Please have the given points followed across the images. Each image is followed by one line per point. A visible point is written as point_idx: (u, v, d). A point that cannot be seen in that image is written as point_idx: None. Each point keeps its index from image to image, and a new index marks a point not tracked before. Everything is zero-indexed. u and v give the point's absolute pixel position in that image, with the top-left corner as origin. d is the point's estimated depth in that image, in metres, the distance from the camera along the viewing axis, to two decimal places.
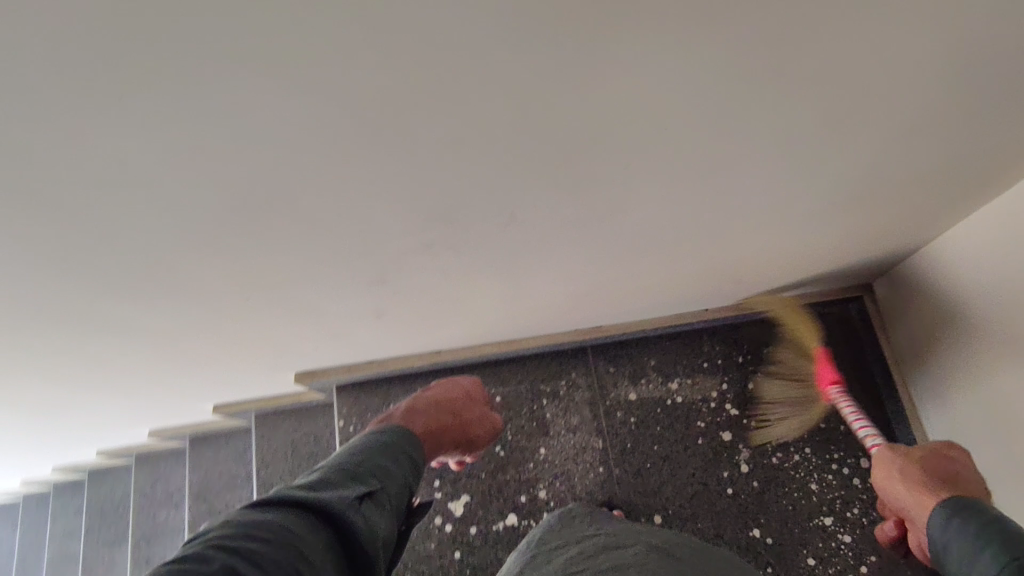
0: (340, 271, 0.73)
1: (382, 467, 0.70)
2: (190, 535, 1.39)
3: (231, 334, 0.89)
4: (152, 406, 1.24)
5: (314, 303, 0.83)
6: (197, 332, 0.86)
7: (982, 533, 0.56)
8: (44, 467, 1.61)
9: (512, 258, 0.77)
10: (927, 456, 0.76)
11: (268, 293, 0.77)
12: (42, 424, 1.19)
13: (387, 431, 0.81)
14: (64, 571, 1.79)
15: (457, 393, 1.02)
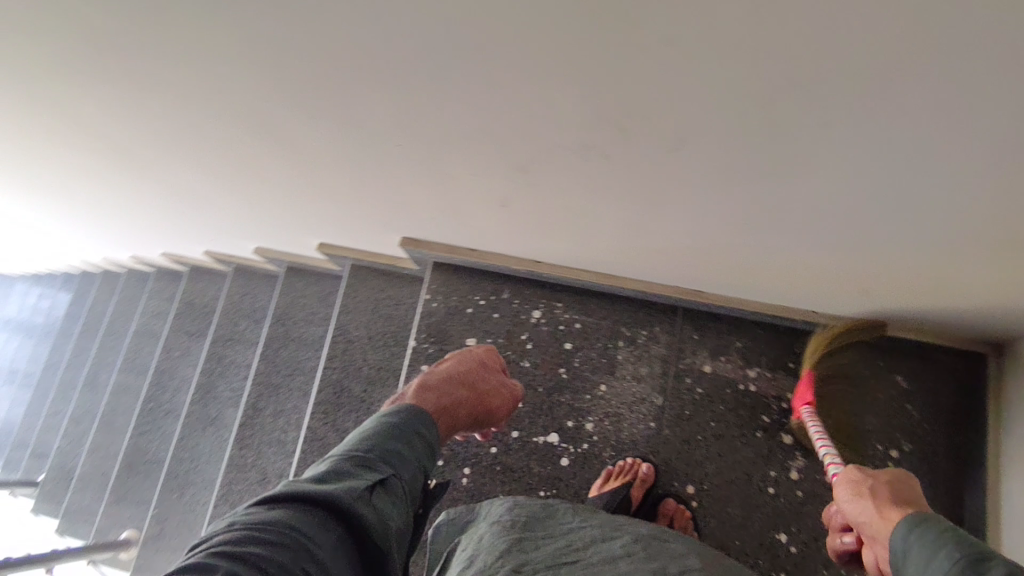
0: (492, 144, 0.75)
1: (393, 452, 0.74)
2: (263, 349, 1.52)
3: (364, 176, 0.94)
4: (267, 223, 1.33)
5: (450, 172, 0.86)
6: (339, 162, 0.91)
7: (939, 542, 0.52)
8: (158, 247, 1.78)
9: (656, 190, 0.76)
10: (892, 479, 0.69)
11: (416, 146, 0.80)
12: (175, 202, 1.31)
13: (396, 412, 0.82)
14: (144, 345, 1.99)
15: (470, 365, 1.02)
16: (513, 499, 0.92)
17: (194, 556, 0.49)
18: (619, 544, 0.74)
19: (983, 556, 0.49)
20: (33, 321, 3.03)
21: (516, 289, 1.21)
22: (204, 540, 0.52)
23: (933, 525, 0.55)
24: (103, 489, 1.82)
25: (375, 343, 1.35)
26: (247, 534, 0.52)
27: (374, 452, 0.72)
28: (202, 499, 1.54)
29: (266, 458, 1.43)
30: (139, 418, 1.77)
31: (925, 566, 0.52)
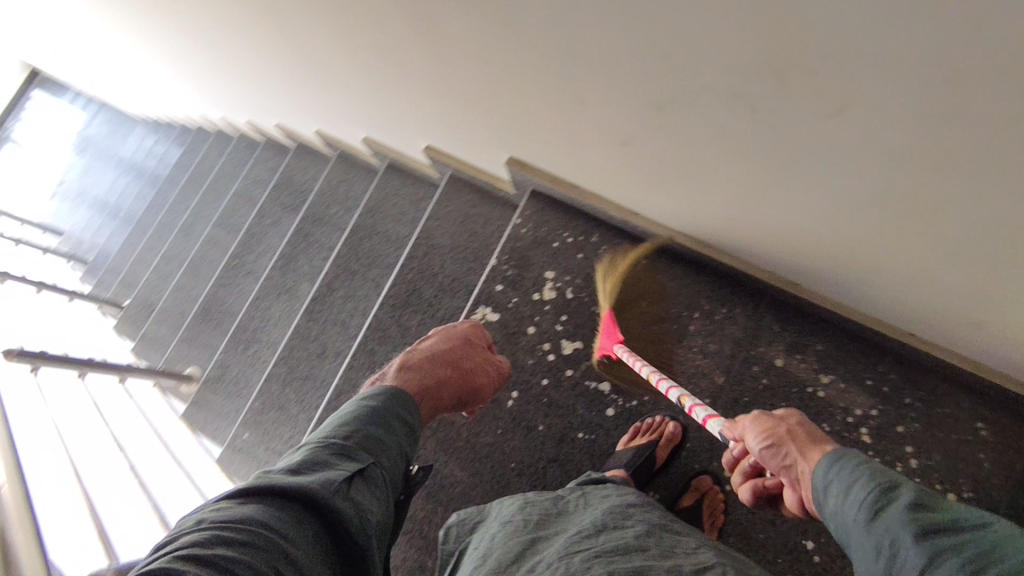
0: (639, 65, 0.73)
1: (371, 437, 0.80)
2: (348, 234, 1.57)
3: (496, 78, 0.94)
4: (383, 114, 1.36)
5: (582, 92, 0.85)
6: (476, 58, 0.92)
7: (858, 472, 0.61)
8: (276, 117, 1.85)
9: (792, 156, 0.73)
10: (799, 420, 0.73)
11: (560, 53, 0.79)
12: (306, 69, 1.35)
13: (376, 397, 0.87)
14: (238, 208, 2.10)
15: (454, 343, 1.04)
16: (522, 497, 0.90)
17: (167, 551, 0.55)
18: (631, 533, 0.73)
19: (893, 481, 0.58)
20: (146, 164, 3.24)
21: (606, 236, 1.19)
22: (175, 537, 0.58)
23: (850, 460, 0.63)
24: (178, 326, 1.97)
25: (454, 255, 1.37)
26: (218, 533, 0.58)
27: (352, 439, 0.78)
28: (262, 358, 1.64)
29: (328, 336, 1.50)
30: (222, 271, 1.89)
31: (848, 498, 0.60)
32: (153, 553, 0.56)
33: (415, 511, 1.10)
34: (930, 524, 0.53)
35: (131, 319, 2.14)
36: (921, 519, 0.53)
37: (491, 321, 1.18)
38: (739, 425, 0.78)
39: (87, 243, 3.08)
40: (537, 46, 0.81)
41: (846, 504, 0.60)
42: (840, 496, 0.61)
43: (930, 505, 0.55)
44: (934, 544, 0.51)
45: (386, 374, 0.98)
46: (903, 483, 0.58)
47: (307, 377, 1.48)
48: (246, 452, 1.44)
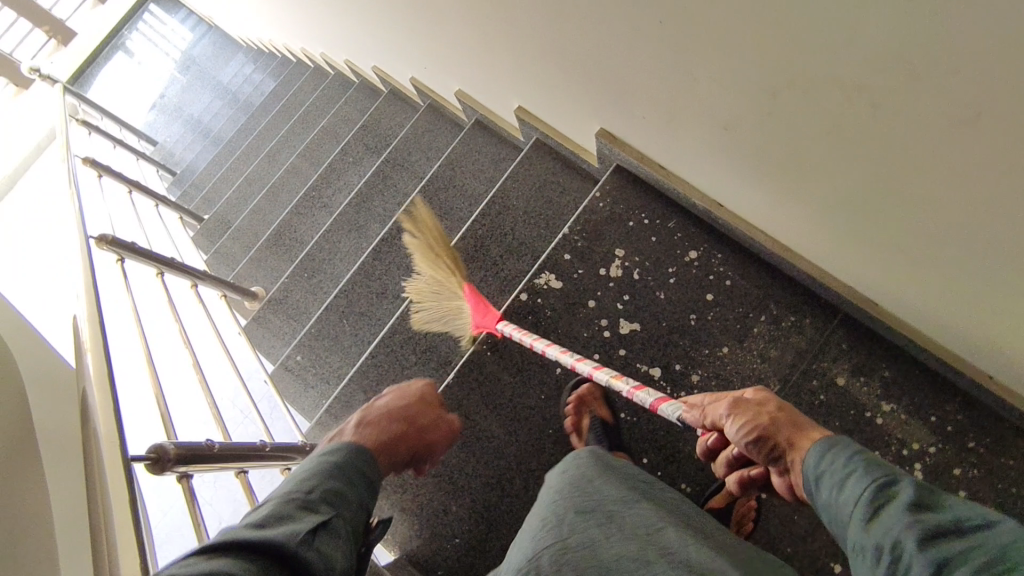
0: (761, 47, 0.71)
1: (334, 489, 0.73)
2: (425, 183, 1.60)
3: (608, 40, 0.93)
4: (482, 67, 1.36)
5: (695, 66, 0.83)
6: (593, 15, 0.90)
7: (855, 464, 0.59)
8: (375, 58, 1.88)
9: (902, 168, 0.69)
10: (776, 406, 0.74)
11: (681, 19, 0.77)
12: (416, 11, 1.37)
13: (337, 450, 0.81)
14: (324, 142, 2.16)
15: (409, 400, 1.02)
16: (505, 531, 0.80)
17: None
18: (592, 522, 0.68)
19: (893, 476, 0.56)
20: (242, 91, 3.36)
21: (684, 223, 1.16)
22: None
23: (842, 449, 0.62)
24: (250, 247, 2.06)
25: (527, 219, 1.37)
26: None
27: (314, 492, 0.71)
28: (324, 289, 1.70)
29: (391, 278, 1.53)
30: (300, 200, 1.95)
31: (840, 491, 0.58)
32: None
33: (449, 456, 1.12)
34: (927, 521, 0.49)
35: (207, 233, 2.22)
36: (918, 514, 0.50)
37: (552, 287, 1.18)
38: (714, 412, 0.78)
39: (177, 157, 3.23)
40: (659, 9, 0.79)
41: (840, 497, 0.58)
42: (834, 489, 0.59)
43: (929, 500, 0.51)
44: (929, 541, 0.48)
45: (341, 431, 0.93)
46: (902, 476, 0.56)
47: (364, 314, 1.52)
48: (296, 374, 1.50)
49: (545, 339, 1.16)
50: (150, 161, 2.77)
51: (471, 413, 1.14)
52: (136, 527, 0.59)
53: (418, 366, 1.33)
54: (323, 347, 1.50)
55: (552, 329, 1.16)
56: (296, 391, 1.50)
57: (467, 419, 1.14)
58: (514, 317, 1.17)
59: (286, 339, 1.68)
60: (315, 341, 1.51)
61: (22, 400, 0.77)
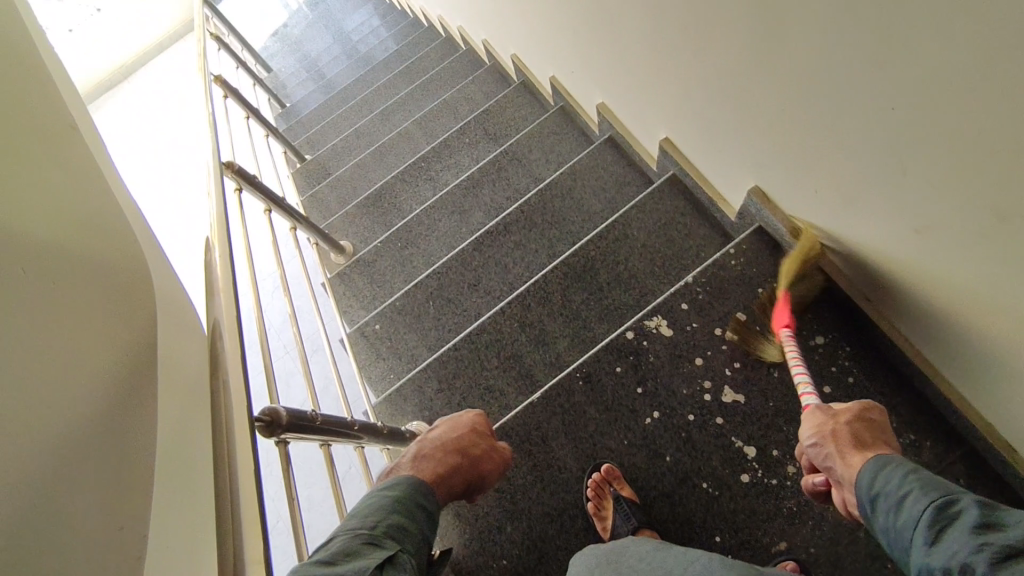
0: (979, 153, 0.65)
1: (397, 525, 0.79)
2: (543, 187, 1.56)
3: (808, 102, 0.86)
4: (638, 89, 1.31)
5: (904, 158, 0.76)
6: (802, 71, 0.84)
7: (913, 485, 0.65)
8: (519, 46, 1.84)
9: None
10: (852, 417, 0.82)
11: (909, 108, 0.71)
12: (583, 16, 1.34)
13: (397, 485, 0.86)
14: (442, 114, 2.14)
15: (461, 431, 1.03)
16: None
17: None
18: None
19: (951, 495, 0.61)
20: (364, 42, 3.38)
21: (817, 305, 1.10)
22: None
23: (897, 473, 0.69)
24: (346, 200, 2.06)
25: (643, 254, 1.32)
26: None
27: (379, 527, 0.78)
28: (413, 263, 1.68)
29: (486, 273, 1.51)
30: (408, 168, 1.94)
31: (899, 515, 0.65)
32: None
33: (515, 475, 1.09)
34: (987, 537, 0.54)
35: (308, 174, 2.25)
36: (978, 533, 0.55)
37: (662, 334, 1.14)
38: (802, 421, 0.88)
39: (289, 89, 3.28)
40: (887, 91, 0.72)
41: (900, 515, 0.65)
42: (895, 507, 0.66)
43: (990, 516, 0.56)
44: (972, 548, 0.54)
45: (398, 465, 0.97)
46: (962, 495, 0.61)
47: (450, 302, 1.50)
48: (372, 342, 1.50)
49: (641, 385, 1.11)
50: (266, 89, 2.82)
51: (549, 439, 1.12)
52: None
53: (498, 371, 1.30)
54: (404, 322, 1.49)
55: (651, 376, 1.12)
56: (366, 359, 1.50)
57: (543, 443, 1.12)
58: (616, 353, 1.14)
59: (366, 304, 1.67)
60: (397, 315, 1.51)
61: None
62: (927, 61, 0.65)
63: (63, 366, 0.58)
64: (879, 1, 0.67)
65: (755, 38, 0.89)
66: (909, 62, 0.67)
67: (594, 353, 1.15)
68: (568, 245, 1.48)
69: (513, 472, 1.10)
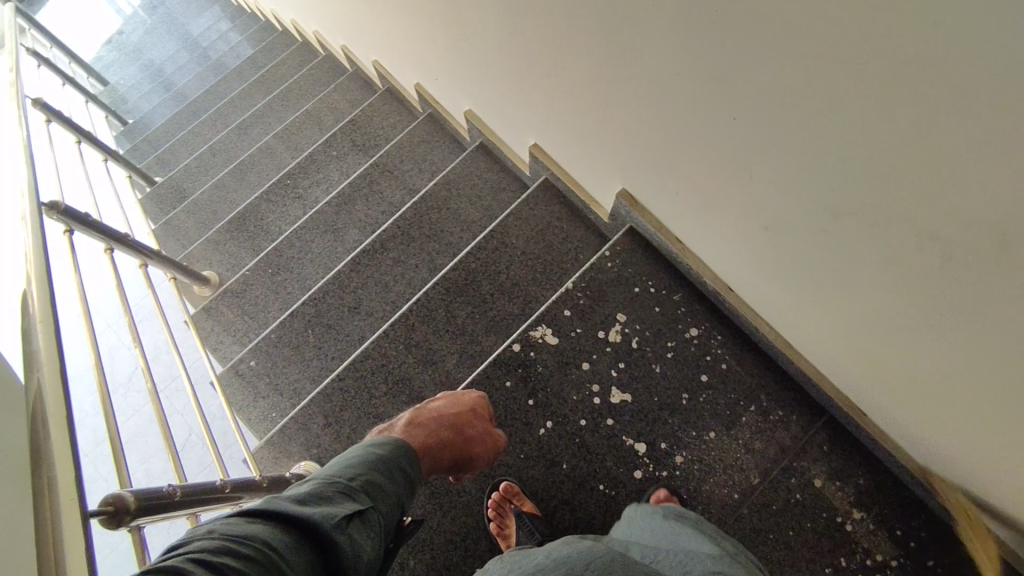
0: (802, 154, 0.70)
1: (373, 485, 0.70)
2: (418, 199, 1.51)
3: (662, 112, 0.89)
4: (503, 97, 1.29)
5: (752, 164, 0.79)
6: (654, 83, 0.86)
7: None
8: (379, 53, 1.78)
9: (920, 299, 0.68)
10: None
11: (752, 119, 0.74)
12: (437, 25, 1.31)
13: (381, 446, 0.78)
14: (305, 126, 2.02)
15: (463, 408, 0.99)
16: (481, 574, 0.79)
17: (170, 557, 0.47)
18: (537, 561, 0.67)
19: None
20: (214, 48, 3.12)
21: (690, 299, 1.14)
22: (182, 541, 0.49)
23: None
24: (206, 226, 1.89)
25: (523, 261, 1.32)
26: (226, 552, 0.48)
27: (357, 479, 0.69)
28: (287, 290, 1.58)
29: (366, 294, 1.44)
30: (273, 187, 1.81)
31: None
32: (177, 545, 0.48)
33: (414, 507, 1.05)
34: None
35: (160, 198, 2.05)
36: None
37: (548, 343, 1.14)
38: None
39: (130, 104, 2.97)
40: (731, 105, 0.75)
41: None
42: None
43: None
44: None
45: (393, 425, 0.91)
46: None
47: (330, 328, 1.42)
48: (248, 380, 1.39)
49: (531, 397, 1.11)
50: (101, 105, 2.53)
51: None
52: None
53: (387, 398, 1.24)
54: (281, 355, 1.39)
55: (540, 387, 1.11)
56: (244, 399, 1.38)
57: None
58: (504, 368, 1.13)
59: (239, 338, 1.55)
60: (274, 347, 1.40)
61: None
62: (764, 74, 0.68)
63: None
64: (703, 18, 0.71)
65: (608, 50, 0.90)
66: (749, 75, 0.70)
67: (483, 370, 1.13)
68: (448, 258, 1.45)
69: (411, 504, 1.05)
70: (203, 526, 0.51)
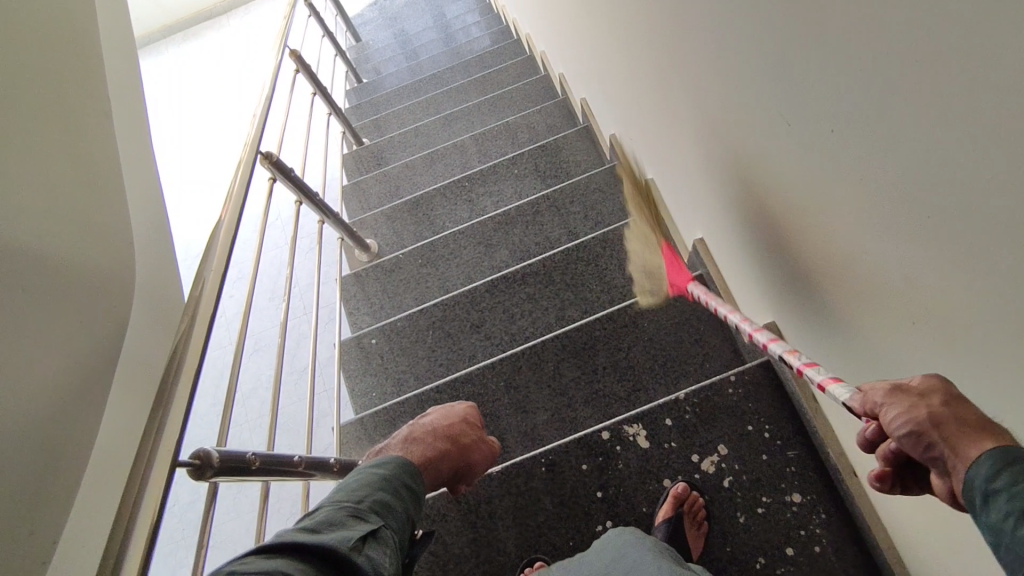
0: None
1: (383, 503, 0.73)
2: (572, 245, 1.53)
3: (825, 290, 0.79)
4: (689, 182, 1.24)
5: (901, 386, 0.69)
6: (822, 262, 0.77)
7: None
8: (589, 92, 1.81)
9: None
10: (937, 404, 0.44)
11: (911, 347, 0.63)
12: (645, 93, 1.30)
13: (383, 465, 0.80)
14: (501, 135, 2.11)
15: (455, 419, 1.04)
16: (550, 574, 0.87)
17: None
18: None
19: None
20: (455, 35, 3.36)
21: (805, 461, 1.02)
22: None
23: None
24: (387, 199, 2.07)
25: (648, 348, 1.28)
26: None
27: (366, 501, 0.71)
28: (427, 284, 1.68)
29: (492, 318, 1.49)
30: (452, 183, 1.93)
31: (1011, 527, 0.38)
32: None
33: (454, 544, 1.07)
34: None
35: (360, 159, 2.26)
36: None
37: (637, 444, 1.09)
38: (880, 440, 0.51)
39: (371, 64, 3.30)
40: (900, 326, 0.64)
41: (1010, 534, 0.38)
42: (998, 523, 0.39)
43: None
44: None
45: (388, 442, 0.97)
46: None
47: (449, 336, 1.49)
48: (365, 354, 1.50)
49: (602, 490, 1.07)
50: (346, 63, 2.85)
51: (496, 516, 1.08)
52: (150, 547, 0.57)
53: None
54: (399, 343, 1.49)
55: (614, 483, 1.08)
56: (354, 369, 1.50)
57: (489, 518, 1.09)
58: (586, 450, 1.10)
59: (372, 312, 1.68)
60: (396, 334, 1.50)
61: (94, 346, 0.75)
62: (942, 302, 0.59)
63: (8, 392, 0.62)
64: None
65: (786, 206, 0.81)
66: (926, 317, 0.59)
67: (564, 443, 1.10)
68: (580, 313, 1.46)
69: (451, 539, 1.07)
70: (226, 567, 0.54)
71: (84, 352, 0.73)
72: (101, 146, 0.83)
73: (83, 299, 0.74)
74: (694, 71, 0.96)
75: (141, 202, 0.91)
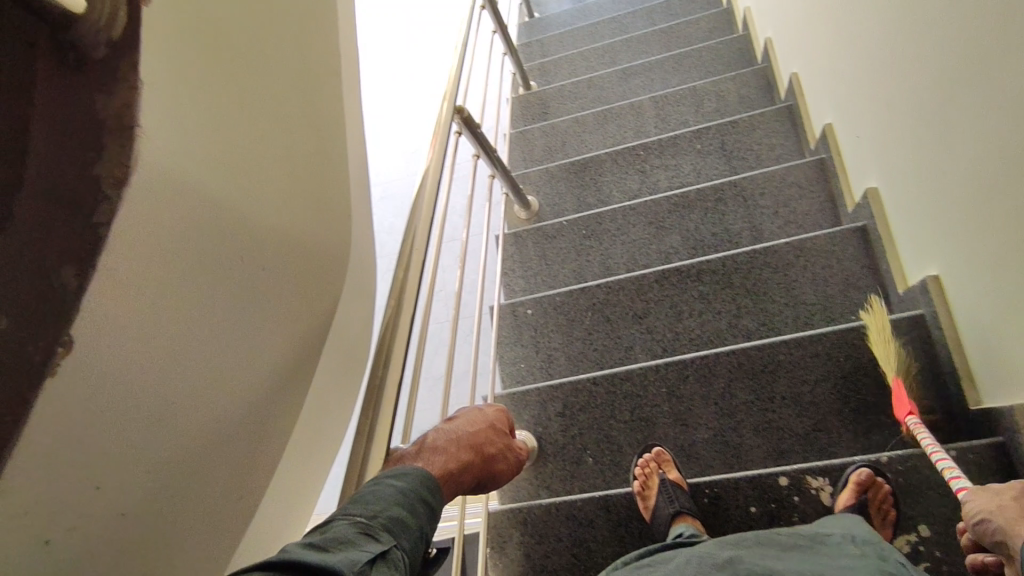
0: None
1: (399, 520, 0.60)
2: (760, 247, 1.37)
3: None
4: (932, 211, 1.05)
5: None
6: None
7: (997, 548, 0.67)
8: (805, 70, 1.57)
9: None
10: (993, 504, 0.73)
11: None
12: (898, 94, 1.09)
13: (405, 474, 0.65)
14: (685, 100, 1.92)
15: (481, 425, 0.85)
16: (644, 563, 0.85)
17: None
18: None
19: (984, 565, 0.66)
20: None
21: None
22: None
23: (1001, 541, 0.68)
24: (550, 154, 1.98)
25: (839, 386, 1.13)
26: None
27: (380, 516, 0.59)
28: (588, 258, 1.60)
29: (657, 312, 1.39)
30: (627, 150, 1.79)
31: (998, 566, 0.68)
32: None
33: (599, 553, 1.05)
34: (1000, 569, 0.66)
35: (527, 106, 2.17)
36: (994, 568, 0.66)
37: (819, 499, 0.98)
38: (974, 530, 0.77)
39: None
40: None
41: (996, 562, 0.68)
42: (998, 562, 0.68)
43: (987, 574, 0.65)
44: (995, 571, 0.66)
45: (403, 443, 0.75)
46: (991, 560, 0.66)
47: (608, 322, 1.41)
48: (519, 324, 1.46)
49: None
50: None
51: (647, 536, 1.04)
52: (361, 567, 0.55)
53: (625, 427, 1.23)
54: (555, 319, 1.44)
55: None
56: (506, 336, 1.47)
57: (640, 536, 1.05)
58: (758, 492, 1.01)
59: (527, 276, 1.64)
60: (553, 309, 1.45)
61: (305, 324, 0.74)
62: None
63: (235, 365, 0.62)
64: None
65: None
66: None
67: (734, 478, 1.03)
68: (757, 326, 1.33)
69: (598, 549, 1.05)
70: None
71: (295, 335, 0.72)
72: (323, 114, 0.78)
73: (297, 283, 0.71)
74: (1018, 93, 0.76)
75: (356, 161, 0.89)
